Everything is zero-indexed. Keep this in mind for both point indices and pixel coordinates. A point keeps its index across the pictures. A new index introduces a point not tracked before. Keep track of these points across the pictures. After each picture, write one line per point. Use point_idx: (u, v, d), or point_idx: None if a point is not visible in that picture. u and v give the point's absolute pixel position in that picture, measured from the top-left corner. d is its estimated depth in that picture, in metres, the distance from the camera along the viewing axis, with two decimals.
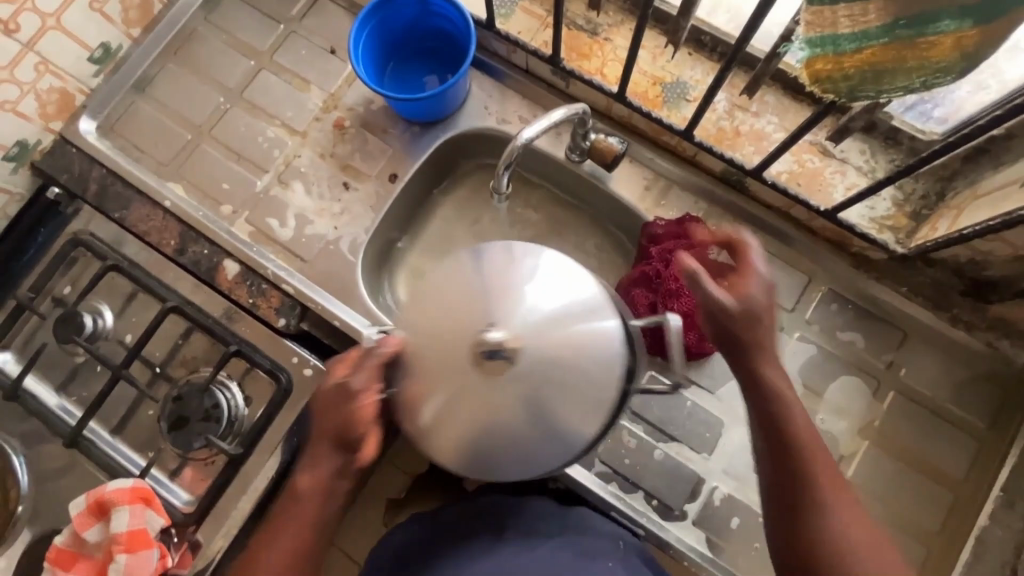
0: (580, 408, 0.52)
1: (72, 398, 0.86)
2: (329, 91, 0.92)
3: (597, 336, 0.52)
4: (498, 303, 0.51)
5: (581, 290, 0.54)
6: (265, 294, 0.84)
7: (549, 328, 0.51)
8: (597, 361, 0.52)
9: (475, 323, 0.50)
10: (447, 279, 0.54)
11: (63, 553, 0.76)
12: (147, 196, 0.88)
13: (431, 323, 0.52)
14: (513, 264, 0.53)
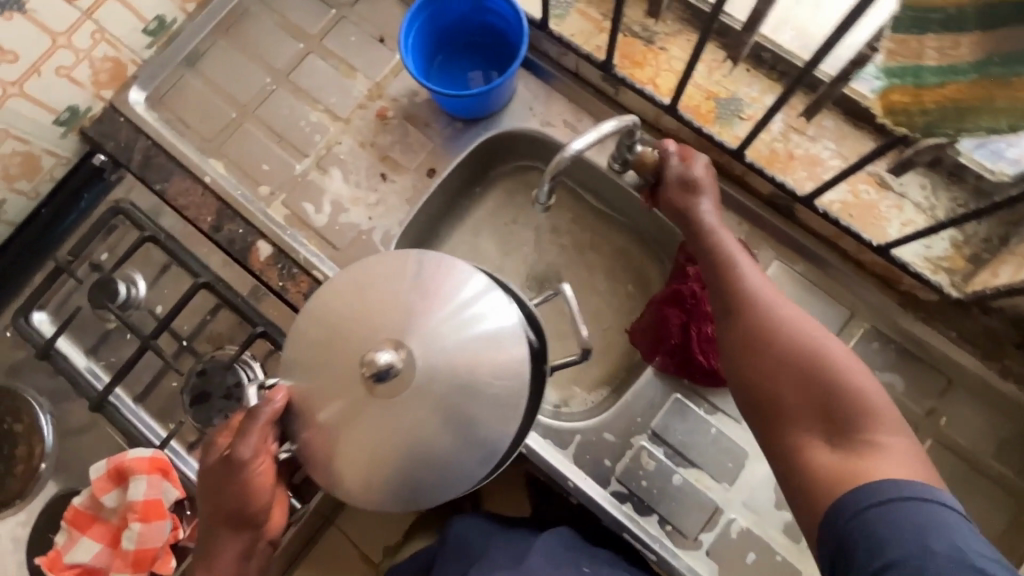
0: (489, 413, 0.57)
1: (101, 363, 0.87)
2: (374, 80, 0.91)
3: (497, 346, 0.58)
4: (388, 321, 0.56)
5: (483, 307, 0.58)
6: (294, 278, 0.84)
7: (443, 345, 0.56)
8: (495, 368, 0.57)
9: (366, 338, 0.56)
10: (340, 296, 0.59)
11: (80, 514, 0.77)
12: (189, 171, 0.89)
13: (327, 341, 0.58)
14: (409, 284, 0.58)
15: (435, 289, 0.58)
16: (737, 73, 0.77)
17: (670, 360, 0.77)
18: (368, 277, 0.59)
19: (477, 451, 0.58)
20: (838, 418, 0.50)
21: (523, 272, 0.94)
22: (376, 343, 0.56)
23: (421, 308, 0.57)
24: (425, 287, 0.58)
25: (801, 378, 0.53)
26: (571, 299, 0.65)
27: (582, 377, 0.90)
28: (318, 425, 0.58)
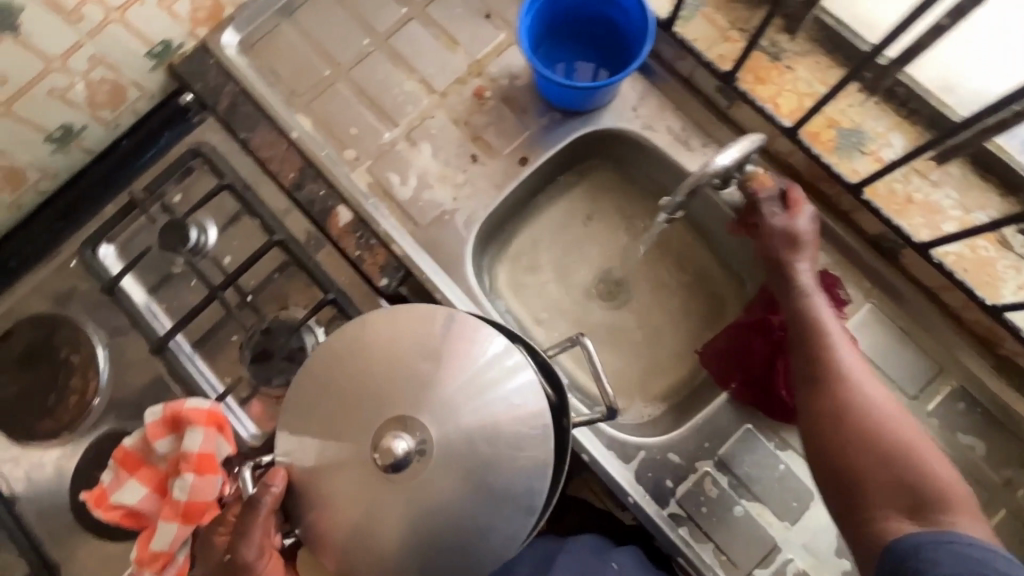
0: (519, 467, 0.59)
1: (161, 304, 0.86)
2: (475, 57, 0.88)
3: (515, 409, 0.60)
4: (397, 398, 0.59)
5: (495, 378, 0.60)
6: (372, 249, 0.82)
7: (460, 417, 0.59)
8: (513, 433, 0.59)
9: (377, 405, 0.59)
10: (347, 357, 0.62)
11: (129, 456, 0.76)
12: (276, 123, 0.87)
13: (337, 405, 0.61)
14: (421, 355, 0.61)
15: (447, 352, 0.61)
16: (869, 105, 0.75)
17: (752, 392, 0.75)
18: (376, 342, 0.62)
19: (516, 511, 0.60)
20: (925, 500, 0.52)
21: (597, 275, 0.92)
22: (388, 412, 0.59)
23: (432, 381, 0.59)
24: (434, 357, 0.61)
25: (887, 457, 0.55)
26: (591, 351, 0.65)
27: (643, 391, 0.88)
28: (323, 490, 0.61)
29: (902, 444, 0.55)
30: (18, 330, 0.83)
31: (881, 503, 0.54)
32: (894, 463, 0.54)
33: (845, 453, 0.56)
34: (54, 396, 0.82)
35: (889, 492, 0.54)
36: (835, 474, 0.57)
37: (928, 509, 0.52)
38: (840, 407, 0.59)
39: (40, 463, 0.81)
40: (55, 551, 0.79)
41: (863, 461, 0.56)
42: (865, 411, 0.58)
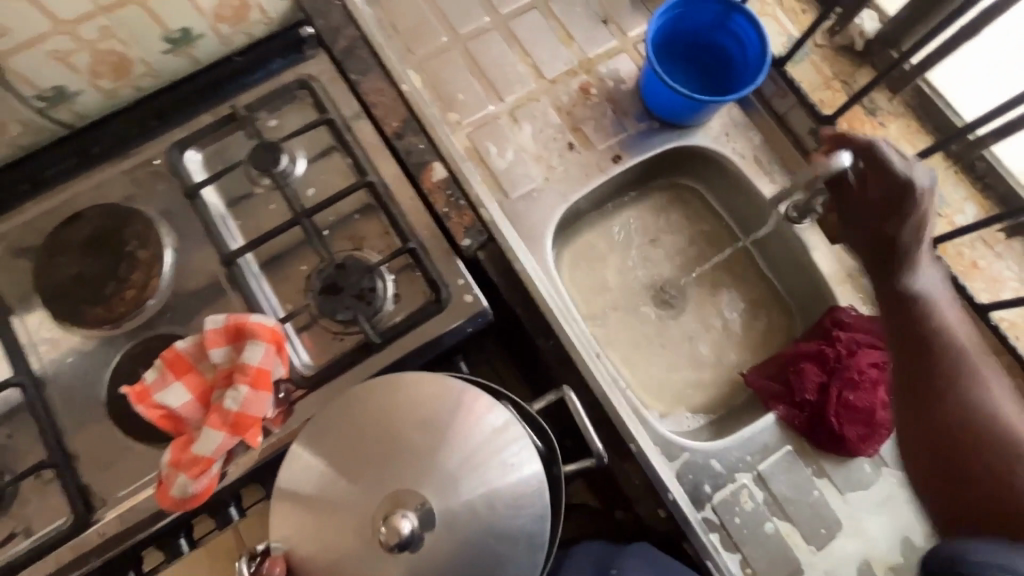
0: (521, 514, 0.64)
1: (237, 220, 0.86)
2: (587, 55, 0.93)
3: (510, 471, 0.64)
4: (395, 472, 0.63)
5: (488, 444, 0.65)
6: (459, 209, 0.84)
7: (457, 485, 0.63)
8: (514, 497, 0.64)
9: (380, 476, 0.63)
10: (346, 427, 0.65)
11: (179, 359, 0.75)
12: (388, 73, 0.90)
13: (338, 476, 0.64)
14: (416, 425, 0.65)
15: (446, 418, 0.65)
16: (947, 172, 0.82)
17: (801, 416, 0.78)
18: (371, 413, 0.65)
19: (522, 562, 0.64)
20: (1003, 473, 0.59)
21: (657, 283, 0.95)
22: (390, 486, 0.62)
23: (428, 452, 0.63)
24: (427, 429, 0.64)
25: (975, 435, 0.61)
26: (573, 404, 0.67)
27: (685, 401, 0.90)
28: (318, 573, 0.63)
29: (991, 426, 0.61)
30: (87, 214, 0.82)
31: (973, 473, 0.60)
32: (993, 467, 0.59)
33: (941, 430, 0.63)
34: (110, 287, 0.80)
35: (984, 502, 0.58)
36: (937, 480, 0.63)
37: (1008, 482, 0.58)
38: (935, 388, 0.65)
39: (82, 351, 0.79)
40: (76, 443, 0.76)
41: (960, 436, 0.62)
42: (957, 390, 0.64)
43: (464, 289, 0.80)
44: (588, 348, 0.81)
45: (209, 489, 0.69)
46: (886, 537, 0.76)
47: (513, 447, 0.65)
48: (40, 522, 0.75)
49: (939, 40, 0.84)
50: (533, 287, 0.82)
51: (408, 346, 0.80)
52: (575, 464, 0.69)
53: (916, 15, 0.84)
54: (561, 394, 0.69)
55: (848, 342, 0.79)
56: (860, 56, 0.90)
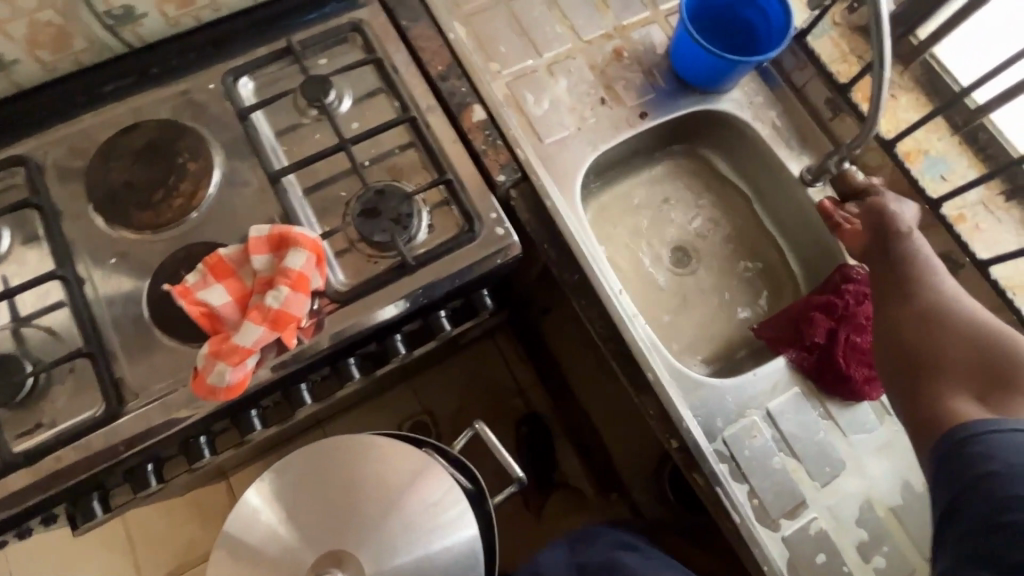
0: (448, 562, 0.75)
1: (283, 146, 0.90)
2: (622, 22, 0.99)
3: (431, 528, 0.75)
4: (332, 536, 0.75)
5: (413, 506, 0.76)
6: (497, 147, 0.88)
7: (387, 543, 0.75)
8: (438, 546, 0.75)
9: (320, 539, 0.75)
10: (290, 494, 0.77)
11: (221, 264, 0.78)
12: (435, 23, 0.95)
13: (288, 531, 0.76)
14: (349, 493, 0.77)
15: (376, 486, 0.77)
16: (950, 142, 0.86)
17: (809, 359, 0.82)
18: (312, 481, 0.78)
19: None
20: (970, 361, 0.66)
21: (673, 243, 1.00)
22: (330, 546, 0.74)
23: (359, 515, 0.76)
24: (358, 498, 0.76)
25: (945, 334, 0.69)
26: (486, 434, 0.87)
27: (694, 350, 0.96)
28: None
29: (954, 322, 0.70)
30: (142, 126, 0.86)
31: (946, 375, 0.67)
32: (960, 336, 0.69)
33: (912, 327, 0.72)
34: (158, 195, 0.83)
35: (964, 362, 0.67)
36: (894, 368, 0.71)
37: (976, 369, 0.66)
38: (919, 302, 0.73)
39: (127, 253, 0.82)
40: (115, 338, 0.78)
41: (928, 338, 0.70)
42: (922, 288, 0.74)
43: (496, 222, 0.84)
44: (611, 284, 0.84)
45: (243, 382, 0.72)
46: (886, 479, 0.79)
47: (433, 507, 0.76)
48: (69, 414, 0.76)
49: None
50: (560, 224, 0.86)
51: (439, 271, 0.83)
52: (501, 493, 0.88)
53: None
54: (476, 430, 0.89)
55: (855, 293, 0.84)
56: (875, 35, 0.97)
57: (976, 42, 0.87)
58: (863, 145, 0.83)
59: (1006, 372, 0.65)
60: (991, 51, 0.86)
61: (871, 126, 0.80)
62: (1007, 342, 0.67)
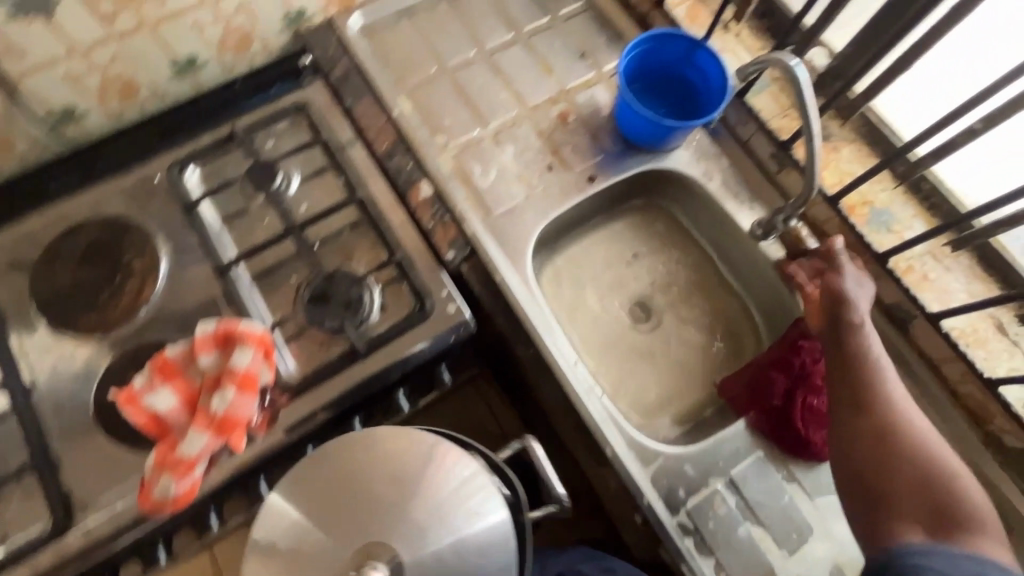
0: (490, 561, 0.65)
1: (230, 232, 0.89)
2: (566, 85, 1.00)
3: (475, 520, 0.65)
4: (366, 526, 0.63)
5: (458, 494, 0.66)
6: (444, 223, 0.89)
7: (427, 534, 0.64)
8: (481, 543, 0.65)
9: (349, 532, 0.63)
10: (312, 486, 0.66)
11: (168, 364, 0.77)
12: (380, 100, 0.96)
13: (311, 526, 0.64)
14: (384, 479, 0.65)
15: (413, 476, 0.66)
16: (896, 193, 0.87)
17: (768, 422, 0.81)
18: (340, 468, 0.66)
19: None
20: (925, 488, 0.59)
21: (633, 298, 0.99)
22: (363, 539, 0.63)
23: (397, 506, 0.64)
24: (398, 483, 0.65)
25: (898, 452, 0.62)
26: (536, 452, 0.76)
27: (663, 411, 0.93)
28: None
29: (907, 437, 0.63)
30: (87, 225, 0.86)
31: (900, 504, 0.60)
32: (917, 469, 0.61)
33: (863, 440, 0.64)
34: (105, 295, 0.83)
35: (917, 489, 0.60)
36: (848, 488, 0.64)
37: (931, 498, 0.59)
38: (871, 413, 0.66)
39: (71, 356, 0.80)
40: (59, 448, 0.76)
41: (881, 457, 0.63)
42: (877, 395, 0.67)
43: (446, 299, 0.83)
44: (566, 357, 0.84)
45: (191, 492, 0.71)
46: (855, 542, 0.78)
47: (482, 494, 0.66)
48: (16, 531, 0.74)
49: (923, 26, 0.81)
50: (511, 297, 0.86)
51: (391, 354, 0.83)
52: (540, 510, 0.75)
53: (859, 52, 0.87)
54: (524, 443, 0.78)
55: (811, 350, 0.84)
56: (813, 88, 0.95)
57: (919, 89, 0.87)
58: (804, 206, 0.83)
59: (959, 504, 0.58)
60: (938, 96, 0.85)
61: (811, 184, 0.80)
62: (954, 471, 0.60)
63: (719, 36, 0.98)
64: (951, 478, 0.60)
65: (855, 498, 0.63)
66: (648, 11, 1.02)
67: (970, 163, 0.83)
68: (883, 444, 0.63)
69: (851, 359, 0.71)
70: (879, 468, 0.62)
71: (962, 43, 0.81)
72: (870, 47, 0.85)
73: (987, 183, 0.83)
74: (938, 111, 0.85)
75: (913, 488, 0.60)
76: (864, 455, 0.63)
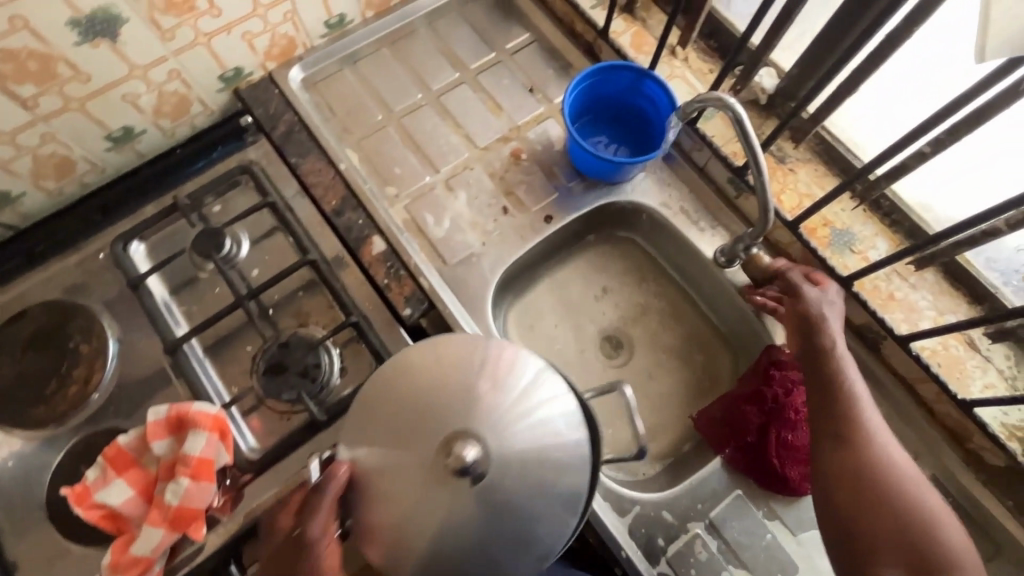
0: (562, 478, 0.59)
1: (180, 305, 0.87)
2: (516, 122, 0.98)
3: (556, 434, 0.59)
4: (453, 411, 0.57)
5: (547, 399, 0.60)
6: (399, 279, 0.87)
7: (513, 429, 0.57)
8: (560, 456, 0.59)
9: (432, 420, 0.57)
10: (393, 379, 0.61)
11: (121, 454, 0.73)
12: (326, 154, 0.94)
13: (397, 403, 0.59)
14: (473, 369, 0.60)
15: (500, 373, 0.60)
16: (855, 213, 0.86)
17: (743, 459, 0.80)
18: (427, 359, 0.61)
19: (557, 526, 0.59)
20: (905, 536, 0.60)
21: (602, 332, 0.97)
22: (448, 428, 0.56)
23: (486, 397, 0.58)
24: (487, 376, 0.59)
25: (880, 499, 0.62)
26: (630, 399, 0.68)
27: (640, 449, 0.91)
28: (377, 498, 0.58)
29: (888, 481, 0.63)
30: (31, 312, 0.84)
31: (883, 555, 0.60)
32: (894, 521, 0.61)
33: (846, 486, 0.64)
34: (52, 385, 0.81)
35: (898, 538, 0.60)
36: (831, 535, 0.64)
37: (911, 546, 0.60)
38: (854, 459, 0.65)
39: (22, 452, 0.78)
40: (15, 551, 0.74)
41: (863, 505, 0.62)
42: (859, 433, 0.66)
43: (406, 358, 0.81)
44: None
45: None
46: None
47: (565, 406, 0.61)
48: None
49: (878, 38, 0.78)
50: None
51: None
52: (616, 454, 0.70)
53: (805, 73, 0.85)
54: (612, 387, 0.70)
55: (784, 380, 0.81)
56: (764, 109, 0.93)
57: (874, 106, 0.86)
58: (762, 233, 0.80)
59: (937, 552, 0.59)
60: (896, 111, 0.84)
61: (767, 214, 0.78)
62: (931, 514, 0.61)
63: (666, 61, 0.96)
64: (930, 527, 0.61)
65: (837, 542, 0.64)
66: (594, 41, 1.00)
67: (924, 180, 0.84)
68: (865, 491, 0.63)
69: (831, 397, 0.69)
70: (862, 516, 0.62)
71: (910, 62, 0.80)
72: (817, 68, 0.83)
73: (942, 198, 0.83)
74: (898, 128, 0.84)
75: (896, 536, 0.60)
76: (848, 501, 0.63)
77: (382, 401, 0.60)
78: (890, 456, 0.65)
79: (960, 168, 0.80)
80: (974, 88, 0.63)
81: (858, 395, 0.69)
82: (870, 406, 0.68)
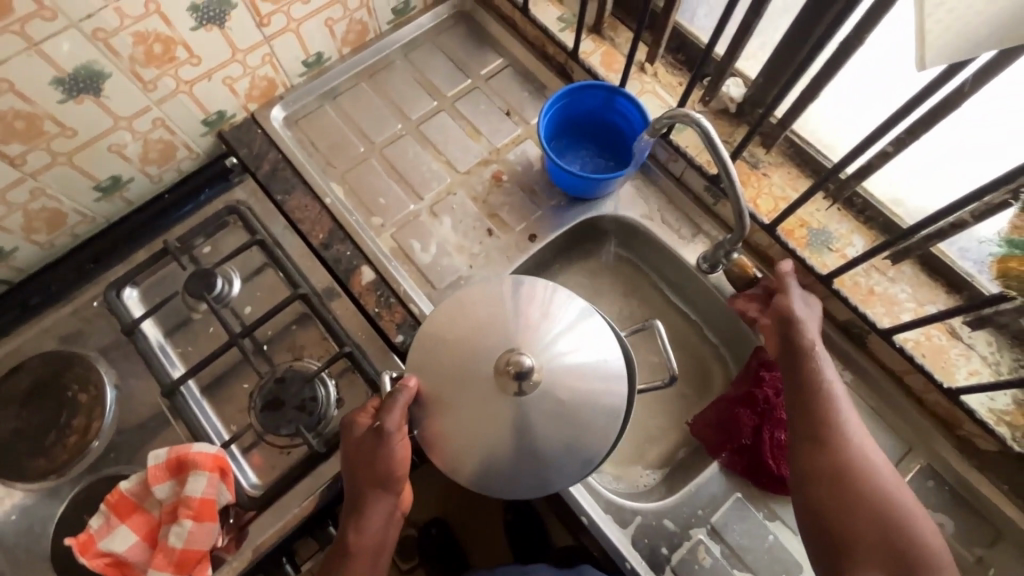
0: (600, 402, 0.64)
1: (175, 347, 0.88)
2: (495, 145, 1.00)
3: (595, 357, 0.64)
4: (504, 333, 0.64)
5: (586, 326, 0.66)
6: (390, 307, 0.89)
7: (559, 347, 0.63)
8: (598, 379, 0.64)
9: (488, 340, 0.64)
10: (449, 311, 0.67)
11: (123, 500, 0.74)
12: (311, 189, 0.96)
13: (454, 330, 0.66)
14: (522, 299, 0.66)
15: (546, 303, 0.66)
16: (830, 212, 0.89)
17: (739, 462, 0.81)
18: (479, 293, 0.68)
19: (590, 446, 0.63)
20: (882, 528, 0.62)
21: None
22: (503, 347, 0.63)
23: (534, 322, 0.64)
24: (533, 304, 0.66)
25: (858, 495, 0.64)
26: (661, 332, 0.74)
27: (639, 458, 0.91)
28: (438, 411, 0.64)
29: (865, 476, 0.65)
30: (28, 365, 0.85)
31: (862, 547, 0.62)
32: (873, 515, 0.63)
33: (825, 481, 0.66)
34: (52, 437, 0.81)
35: (876, 530, 0.62)
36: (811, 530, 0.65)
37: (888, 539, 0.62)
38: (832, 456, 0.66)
39: (26, 505, 0.79)
40: None
41: (840, 500, 0.64)
42: (837, 430, 0.68)
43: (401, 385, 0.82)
44: None
45: None
46: None
47: (605, 335, 0.66)
48: None
49: (835, 43, 0.80)
50: None
51: None
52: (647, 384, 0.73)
53: (770, 80, 0.88)
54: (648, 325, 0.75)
55: (774, 381, 0.83)
56: (735, 117, 0.96)
57: (837, 108, 0.87)
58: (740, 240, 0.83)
59: (911, 544, 0.61)
60: (858, 110, 0.86)
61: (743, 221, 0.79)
62: (905, 508, 0.63)
63: (636, 78, 1.00)
64: (904, 520, 0.63)
65: (816, 537, 0.65)
66: (565, 62, 1.03)
67: (892, 175, 0.85)
68: (843, 488, 0.65)
69: (811, 398, 0.70)
70: (841, 510, 0.64)
71: (865, 66, 0.82)
72: (781, 75, 0.86)
73: (910, 190, 0.85)
74: (860, 126, 0.86)
75: (875, 530, 0.62)
76: (827, 496, 0.65)
77: (439, 332, 0.66)
78: (866, 453, 0.67)
79: (920, 164, 0.82)
80: (929, 86, 0.65)
81: (835, 394, 0.70)
82: (846, 404, 0.70)
